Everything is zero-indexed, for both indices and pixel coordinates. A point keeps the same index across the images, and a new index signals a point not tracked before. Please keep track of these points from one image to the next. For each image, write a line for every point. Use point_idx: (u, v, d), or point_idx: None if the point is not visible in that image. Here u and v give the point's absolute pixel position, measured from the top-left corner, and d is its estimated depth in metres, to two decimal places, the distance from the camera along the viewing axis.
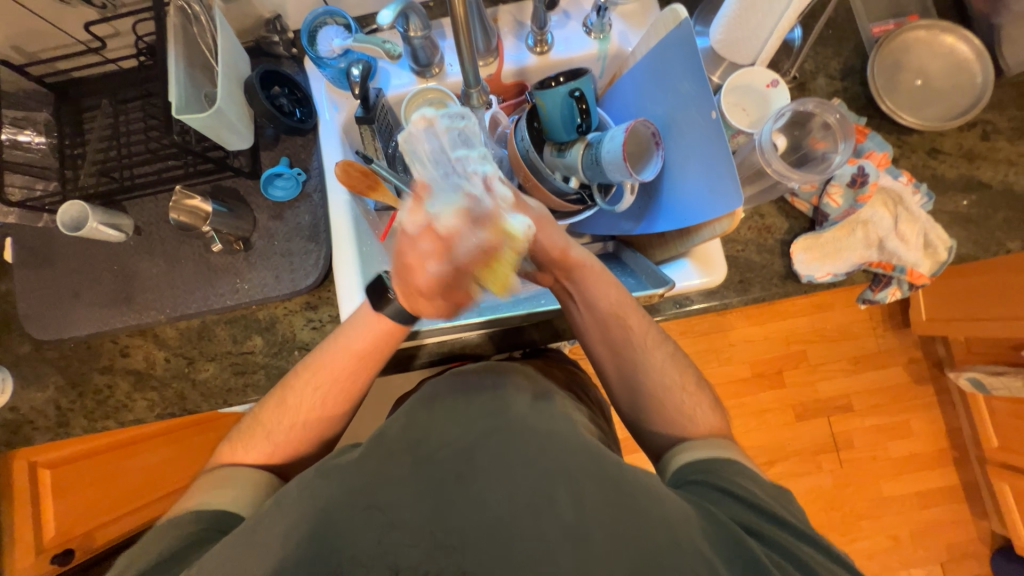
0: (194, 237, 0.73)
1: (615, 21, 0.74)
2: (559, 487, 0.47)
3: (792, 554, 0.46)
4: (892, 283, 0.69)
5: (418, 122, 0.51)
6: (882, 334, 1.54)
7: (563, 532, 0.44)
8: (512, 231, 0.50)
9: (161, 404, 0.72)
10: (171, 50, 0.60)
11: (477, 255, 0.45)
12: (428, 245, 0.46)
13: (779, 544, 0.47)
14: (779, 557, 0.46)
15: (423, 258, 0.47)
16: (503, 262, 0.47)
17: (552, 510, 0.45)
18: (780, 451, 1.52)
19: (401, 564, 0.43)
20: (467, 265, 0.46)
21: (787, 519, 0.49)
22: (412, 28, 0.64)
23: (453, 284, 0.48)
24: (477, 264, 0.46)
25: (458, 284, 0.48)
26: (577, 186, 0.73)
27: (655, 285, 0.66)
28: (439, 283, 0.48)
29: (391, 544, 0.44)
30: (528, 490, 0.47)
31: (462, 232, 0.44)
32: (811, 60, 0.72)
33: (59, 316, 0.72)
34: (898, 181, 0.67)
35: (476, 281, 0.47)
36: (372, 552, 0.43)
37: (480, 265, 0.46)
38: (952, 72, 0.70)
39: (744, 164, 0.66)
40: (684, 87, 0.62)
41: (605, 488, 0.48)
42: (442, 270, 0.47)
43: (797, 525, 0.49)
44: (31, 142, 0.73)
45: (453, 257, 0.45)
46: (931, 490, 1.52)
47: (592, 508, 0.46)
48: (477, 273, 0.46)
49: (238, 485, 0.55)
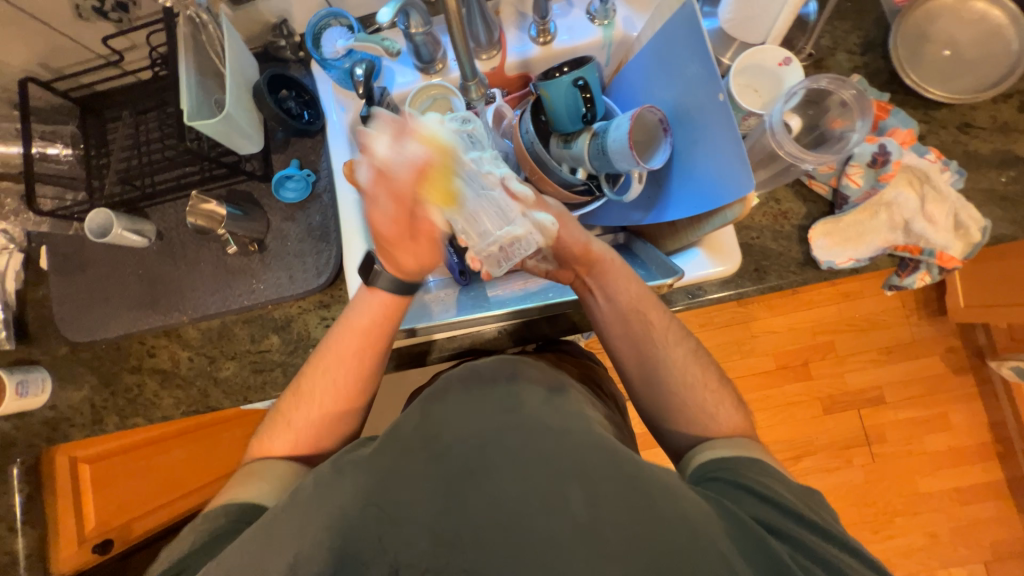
0: (212, 241, 0.75)
1: (620, 7, 0.72)
2: (573, 484, 0.46)
3: (817, 555, 0.45)
4: (920, 268, 0.65)
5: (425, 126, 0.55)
6: (916, 322, 1.46)
7: (575, 531, 0.44)
8: (531, 219, 0.54)
9: (186, 401, 0.75)
10: (182, 59, 0.62)
11: (414, 175, 0.48)
12: (375, 184, 0.48)
13: (803, 544, 0.46)
14: (803, 558, 0.45)
15: (376, 202, 0.49)
16: (441, 173, 0.48)
17: (566, 508, 0.45)
18: (807, 445, 1.47)
19: (401, 562, 0.44)
20: (409, 187, 0.48)
21: (812, 519, 0.48)
22: (413, 24, 0.64)
23: (408, 217, 0.50)
24: (415, 178, 0.48)
25: (411, 214, 0.50)
26: (585, 177, 0.72)
27: (665, 275, 0.64)
28: (395, 221, 0.50)
29: (393, 544, 0.45)
30: (539, 487, 0.46)
31: (393, 158, 0.48)
32: (828, 35, 0.69)
33: (92, 317, 0.76)
34: (925, 159, 0.63)
35: (425, 199, 0.49)
36: (375, 549, 0.45)
37: (417, 181, 0.48)
38: (983, 41, 0.65)
39: (754, 148, 0.64)
40: (692, 69, 0.59)
41: (620, 486, 0.47)
42: (393, 203, 0.49)
43: (823, 525, 0.47)
44: (60, 155, 0.76)
45: (394, 157, 0.48)
46: (972, 487, 1.44)
47: (606, 508, 0.45)
48: (416, 190, 0.48)
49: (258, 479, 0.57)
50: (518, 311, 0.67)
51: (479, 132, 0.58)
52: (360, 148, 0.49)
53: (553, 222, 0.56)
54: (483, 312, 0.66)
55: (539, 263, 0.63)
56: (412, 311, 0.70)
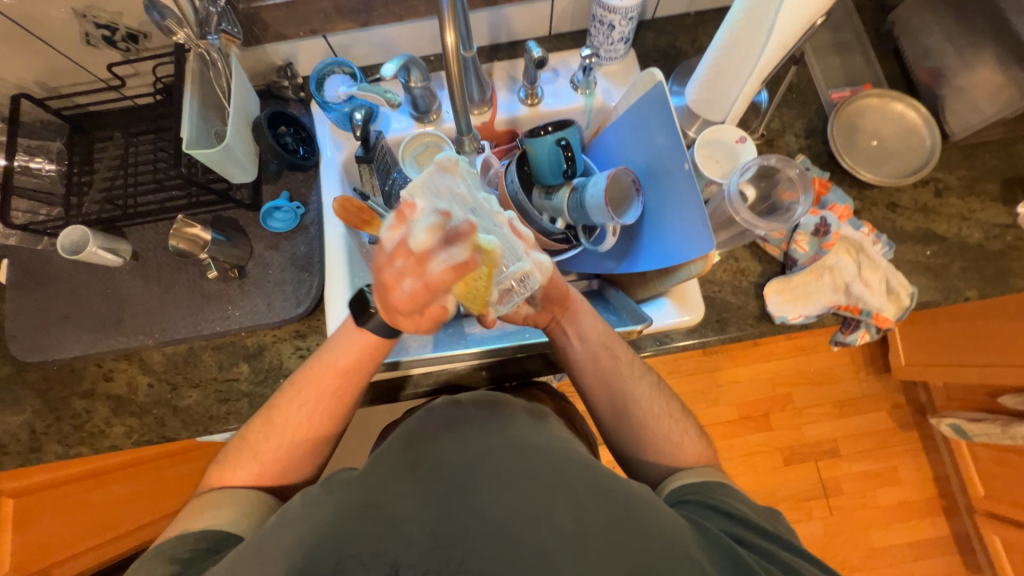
0: (191, 264, 0.75)
1: (600, 79, 0.81)
2: (558, 497, 0.48)
3: (785, 565, 0.47)
4: (861, 327, 0.73)
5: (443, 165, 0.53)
6: (865, 378, 1.56)
7: (563, 540, 0.46)
8: (532, 258, 0.57)
9: (139, 430, 0.71)
10: (188, 92, 0.65)
11: (448, 273, 0.49)
12: (408, 269, 0.49)
13: (768, 552, 0.48)
14: (769, 565, 0.47)
15: (400, 277, 0.49)
16: (478, 279, 0.50)
17: (552, 517, 0.47)
18: (769, 497, 1.50)
19: (401, 562, 0.45)
20: (441, 281, 0.49)
21: (775, 532, 0.50)
22: (413, 79, 0.70)
23: (426, 300, 0.51)
24: (452, 276, 0.49)
25: (433, 299, 0.51)
26: (564, 227, 0.78)
27: (635, 322, 0.69)
28: (414, 301, 0.51)
29: (392, 544, 0.46)
30: (524, 503, 0.48)
31: (435, 255, 0.49)
32: (777, 120, 0.79)
33: (46, 337, 0.72)
34: (859, 232, 0.72)
35: (450, 292, 0.51)
36: (373, 548, 0.45)
37: (454, 280, 0.49)
38: (902, 136, 0.77)
39: (716, 212, 0.71)
40: (661, 140, 0.66)
41: (605, 500, 0.49)
42: (417, 285, 0.50)
43: (785, 537, 0.50)
44: (42, 169, 0.75)
45: (431, 247, 0.49)
46: (922, 542, 1.49)
47: (592, 518, 0.47)
48: (448, 286, 0.50)
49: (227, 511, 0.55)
50: (494, 349, 0.69)
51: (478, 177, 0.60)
52: (398, 221, 0.49)
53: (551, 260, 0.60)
54: (462, 351, 0.68)
55: (522, 307, 0.63)
56: (389, 346, 0.71)
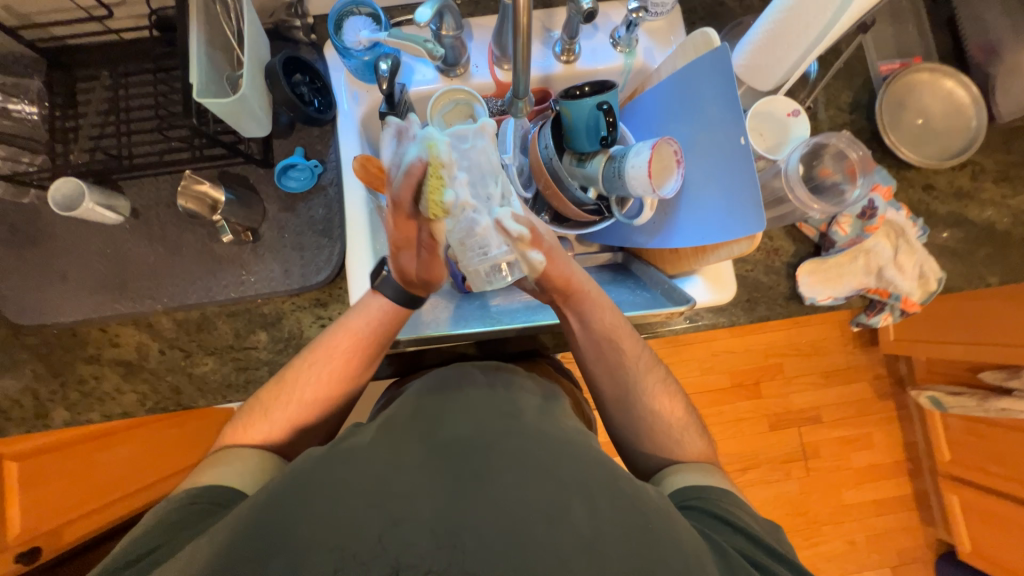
0: (198, 225, 0.69)
1: (642, 37, 0.75)
2: (574, 497, 0.46)
3: None
4: (886, 310, 0.75)
5: (485, 129, 0.55)
6: (853, 351, 1.62)
7: (577, 544, 0.43)
8: (523, 257, 0.55)
9: (153, 397, 0.68)
10: (193, 29, 0.57)
11: (410, 186, 0.51)
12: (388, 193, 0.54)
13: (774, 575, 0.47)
14: None
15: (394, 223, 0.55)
16: (431, 179, 0.50)
17: (567, 519, 0.44)
18: (753, 459, 1.59)
19: (402, 562, 0.40)
20: (404, 198, 0.52)
21: (783, 553, 0.49)
22: (445, 27, 0.64)
23: (411, 227, 0.55)
24: (411, 181, 0.50)
25: (410, 218, 0.54)
26: (595, 198, 0.74)
27: (676, 303, 0.65)
28: (399, 232, 0.56)
29: (393, 541, 0.41)
30: (545, 497, 0.46)
31: (396, 165, 0.52)
32: (824, 91, 0.76)
33: (42, 299, 0.67)
34: (900, 215, 0.71)
35: (420, 204, 0.52)
36: (372, 549, 0.40)
37: (410, 188, 0.51)
38: (948, 115, 0.75)
39: (764, 189, 0.71)
40: (713, 110, 0.63)
41: (619, 503, 0.47)
42: (398, 213, 0.54)
43: (792, 560, 0.49)
44: (23, 112, 0.68)
45: (392, 156, 0.53)
46: (887, 499, 1.62)
47: (607, 523, 0.45)
48: (412, 195, 0.52)
49: (241, 470, 0.52)
50: (524, 326, 0.68)
51: (484, 141, 0.55)
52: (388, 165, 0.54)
53: (542, 259, 0.55)
54: (490, 327, 0.65)
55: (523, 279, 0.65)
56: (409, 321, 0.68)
